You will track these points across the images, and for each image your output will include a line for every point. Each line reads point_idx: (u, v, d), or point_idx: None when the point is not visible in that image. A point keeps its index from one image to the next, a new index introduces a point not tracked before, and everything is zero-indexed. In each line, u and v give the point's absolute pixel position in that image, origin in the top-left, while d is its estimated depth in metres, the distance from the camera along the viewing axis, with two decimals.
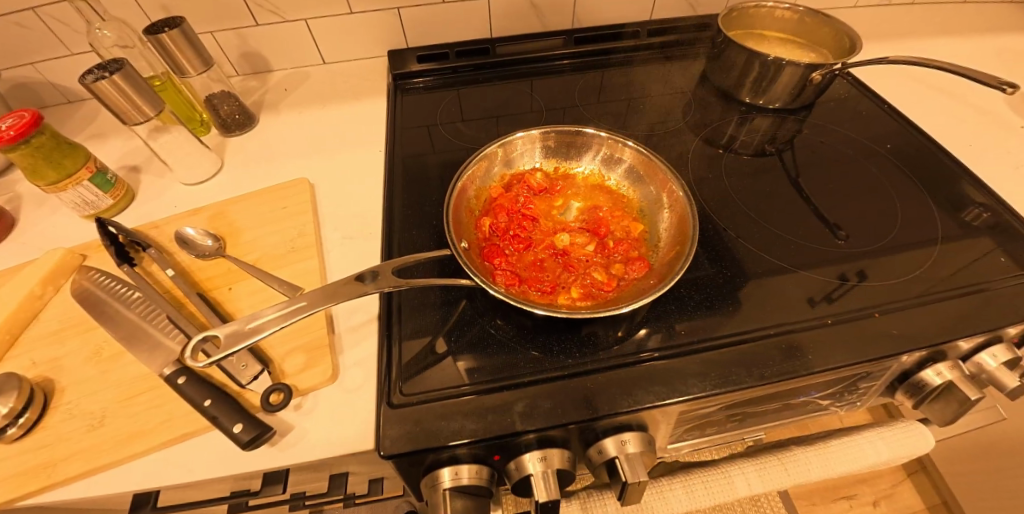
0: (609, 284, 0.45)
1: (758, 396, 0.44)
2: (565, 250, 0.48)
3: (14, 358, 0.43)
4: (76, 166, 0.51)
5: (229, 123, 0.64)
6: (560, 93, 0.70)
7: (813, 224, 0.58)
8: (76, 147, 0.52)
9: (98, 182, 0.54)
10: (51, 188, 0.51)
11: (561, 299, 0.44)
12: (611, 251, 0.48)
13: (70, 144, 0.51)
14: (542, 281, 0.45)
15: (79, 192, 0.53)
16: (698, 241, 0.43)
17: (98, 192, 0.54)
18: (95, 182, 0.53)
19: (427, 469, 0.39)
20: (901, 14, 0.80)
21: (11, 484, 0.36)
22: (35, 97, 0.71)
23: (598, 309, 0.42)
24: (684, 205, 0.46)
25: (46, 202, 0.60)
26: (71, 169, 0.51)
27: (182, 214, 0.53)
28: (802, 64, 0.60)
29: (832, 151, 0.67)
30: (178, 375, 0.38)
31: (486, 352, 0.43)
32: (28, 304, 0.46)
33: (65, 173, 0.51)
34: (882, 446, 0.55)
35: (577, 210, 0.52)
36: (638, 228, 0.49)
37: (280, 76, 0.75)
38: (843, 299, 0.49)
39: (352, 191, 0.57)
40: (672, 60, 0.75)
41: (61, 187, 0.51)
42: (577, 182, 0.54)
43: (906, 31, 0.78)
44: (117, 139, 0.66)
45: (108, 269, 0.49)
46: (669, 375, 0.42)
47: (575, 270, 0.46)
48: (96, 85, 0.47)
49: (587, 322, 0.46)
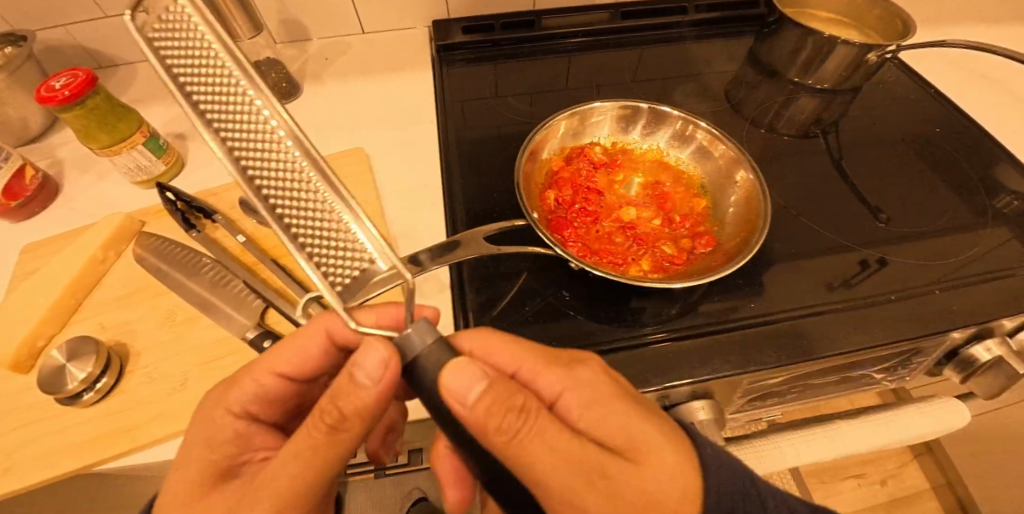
0: (678, 258, 0.46)
1: (818, 370, 0.45)
2: (632, 223, 0.48)
3: (82, 322, 0.43)
4: (126, 129, 0.50)
5: (275, 91, 0.62)
6: (607, 69, 0.70)
7: (865, 204, 0.59)
8: (125, 110, 0.50)
9: (149, 146, 0.52)
10: (103, 151, 0.50)
11: (633, 271, 0.44)
12: (677, 226, 0.48)
13: (118, 106, 0.50)
14: (612, 253, 0.46)
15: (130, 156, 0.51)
16: (770, 216, 0.43)
17: (150, 157, 0.52)
18: (145, 146, 0.52)
19: None
20: None
21: (98, 446, 0.36)
22: (64, 60, 0.69)
23: (672, 281, 0.43)
24: (754, 180, 0.46)
25: (89, 168, 0.59)
26: (122, 132, 0.50)
27: (238, 183, 0.52)
28: (857, 45, 0.60)
29: (879, 134, 0.67)
30: (263, 339, 0.39)
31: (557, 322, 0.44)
32: (93, 268, 0.45)
33: (116, 135, 0.49)
34: (920, 420, 0.57)
35: (640, 185, 0.52)
36: (701, 205, 0.50)
37: (319, 45, 0.73)
38: (871, 276, 0.50)
39: (408, 163, 0.56)
40: (717, 38, 0.74)
41: (113, 150, 0.50)
42: (636, 157, 0.54)
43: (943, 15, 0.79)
44: (157, 106, 0.65)
45: (169, 235, 0.49)
46: (740, 346, 0.43)
47: (644, 243, 0.47)
48: None
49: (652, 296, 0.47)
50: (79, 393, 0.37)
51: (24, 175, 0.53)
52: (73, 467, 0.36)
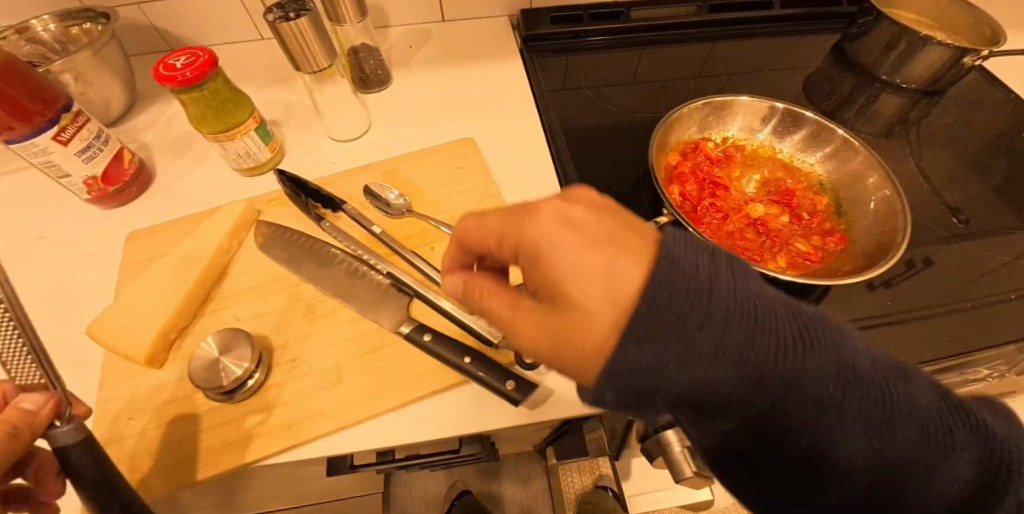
0: (813, 256, 0.46)
1: (942, 369, 0.45)
2: (762, 220, 0.48)
3: (215, 313, 0.42)
4: (238, 114, 0.48)
5: (370, 79, 0.61)
6: (697, 64, 0.69)
7: (967, 202, 0.59)
8: (235, 91, 0.47)
9: (257, 131, 0.50)
10: (216, 136, 0.48)
11: (771, 268, 0.44)
12: (805, 223, 0.48)
13: (229, 87, 0.47)
14: (745, 249, 0.46)
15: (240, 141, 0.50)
16: (911, 214, 0.43)
17: (257, 142, 0.51)
18: (254, 130, 0.50)
19: (664, 427, 0.40)
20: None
21: (258, 442, 0.35)
22: (140, 42, 0.67)
23: (813, 279, 0.43)
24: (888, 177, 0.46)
25: (182, 155, 0.57)
26: (235, 116, 0.48)
27: (351, 172, 0.51)
28: (952, 46, 0.59)
29: (965, 135, 0.66)
30: (421, 332, 0.38)
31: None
32: (219, 258, 0.44)
33: (229, 119, 0.47)
34: None
35: (758, 182, 0.52)
36: (824, 203, 0.50)
37: (400, 32, 0.71)
38: (943, 263, 0.51)
39: (518, 154, 0.55)
40: (798, 36, 0.74)
41: (227, 135, 0.48)
42: (749, 153, 0.54)
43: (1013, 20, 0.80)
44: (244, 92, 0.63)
45: (289, 224, 0.47)
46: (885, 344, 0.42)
47: (776, 240, 0.46)
48: (281, 26, 0.44)
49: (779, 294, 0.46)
50: (235, 389, 0.36)
51: (122, 159, 0.52)
52: (232, 464, 0.35)
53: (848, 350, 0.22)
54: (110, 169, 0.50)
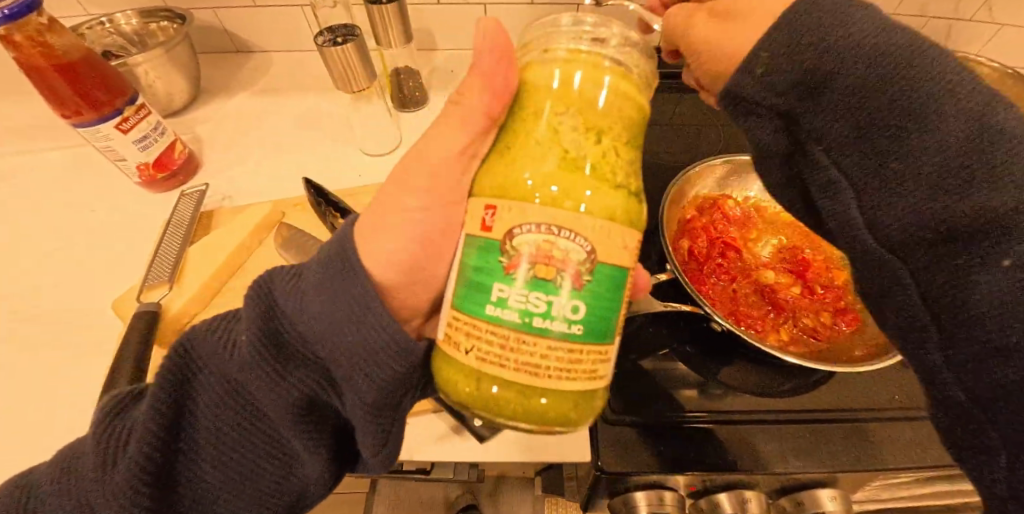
0: (821, 334, 0.44)
1: (942, 474, 0.42)
2: (770, 287, 0.46)
3: (222, 305, 0.46)
4: (512, 171, 0.27)
5: (408, 99, 0.65)
6: (732, 111, 0.69)
7: None
8: (594, 147, 0.27)
9: (588, 301, 0.25)
10: (598, 345, 0.26)
11: (772, 339, 0.43)
12: (819, 298, 0.46)
13: (627, 131, 0.28)
14: (751, 317, 0.44)
15: (561, 330, 0.25)
16: None
17: (583, 255, 0.24)
18: (541, 214, 0.24)
19: (626, 489, 0.41)
20: None
21: None
22: (209, 40, 0.73)
23: (817, 361, 0.41)
24: None
25: (226, 149, 0.62)
26: (508, 173, 0.27)
27: (370, 187, 0.54)
28: None
29: None
30: None
31: (655, 367, 0.45)
32: (237, 254, 0.47)
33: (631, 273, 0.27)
34: None
35: (775, 247, 0.50)
36: (843, 278, 0.47)
37: (444, 56, 0.75)
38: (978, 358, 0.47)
39: None
40: None
41: (507, 335, 0.25)
42: (773, 218, 0.53)
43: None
44: (292, 98, 0.68)
45: (304, 228, 0.50)
46: (899, 439, 0.40)
47: (783, 312, 0.45)
48: (329, 50, 0.48)
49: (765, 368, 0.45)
50: None
51: (174, 148, 0.56)
52: None
53: (921, 82, 0.24)
54: (162, 157, 0.55)
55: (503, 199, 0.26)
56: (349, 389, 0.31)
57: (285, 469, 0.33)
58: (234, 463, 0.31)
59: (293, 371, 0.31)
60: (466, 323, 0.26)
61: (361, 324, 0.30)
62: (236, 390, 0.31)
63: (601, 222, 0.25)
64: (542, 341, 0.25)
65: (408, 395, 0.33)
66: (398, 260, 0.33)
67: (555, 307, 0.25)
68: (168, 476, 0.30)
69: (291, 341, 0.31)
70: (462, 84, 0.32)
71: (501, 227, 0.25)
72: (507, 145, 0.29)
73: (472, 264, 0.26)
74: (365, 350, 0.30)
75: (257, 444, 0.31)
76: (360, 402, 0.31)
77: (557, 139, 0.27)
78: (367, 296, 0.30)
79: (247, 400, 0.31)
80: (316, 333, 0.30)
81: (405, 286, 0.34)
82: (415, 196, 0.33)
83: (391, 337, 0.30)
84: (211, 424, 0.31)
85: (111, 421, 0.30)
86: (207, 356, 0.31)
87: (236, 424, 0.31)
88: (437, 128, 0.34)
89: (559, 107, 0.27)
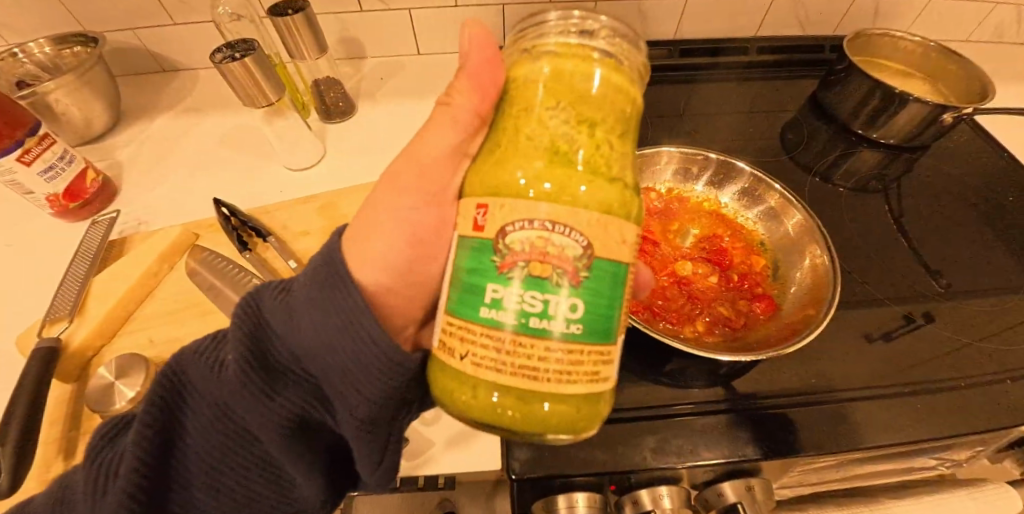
0: (736, 321, 0.44)
1: (863, 456, 0.42)
2: (687, 279, 0.46)
3: (130, 335, 0.45)
4: (504, 172, 0.26)
5: (332, 111, 0.64)
6: (663, 101, 0.69)
7: (910, 260, 0.55)
8: (587, 139, 0.26)
9: (587, 299, 0.24)
10: (599, 345, 0.25)
11: (687, 332, 0.43)
12: (735, 286, 0.46)
13: (622, 124, 0.27)
14: (665, 310, 0.44)
15: (563, 331, 0.24)
16: (836, 302, 0.40)
17: (579, 251, 0.24)
18: (534, 209, 0.24)
19: (546, 493, 0.40)
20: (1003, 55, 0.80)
21: None
22: (130, 62, 0.71)
23: (728, 350, 0.41)
24: (823, 264, 0.44)
25: (146, 173, 0.61)
26: (496, 175, 0.26)
27: (289, 202, 0.54)
28: (930, 103, 0.56)
29: (954, 198, 0.62)
30: None
31: None
32: (146, 281, 0.47)
33: (630, 268, 0.26)
34: (973, 505, 0.50)
35: (696, 237, 0.51)
36: (761, 263, 0.48)
37: (374, 64, 0.74)
38: (902, 336, 0.48)
39: None
40: (774, 82, 0.73)
41: (503, 339, 0.24)
42: (695, 208, 0.53)
43: (1010, 72, 0.78)
44: (216, 115, 0.67)
45: (218, 250, 0.49)
46: (811, 424, 0.40)
47: (699, 302, 0.45)
48: (227, 66, 0.46)
49: (684, 361, 0.45)
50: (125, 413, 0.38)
51: (85, 177, 0.55)
52: None
53: None
54: (72, 187, 0.54)
55: (495, 198, 0.25)
56: (346, 407, 0.31)
57: (279, 487, 0.33)
58: (227, 487, 0.32)
59: (287, 390, 0.31)
60: (460, 328, 0.26)
61: (355, 339, 0.30)
62: (224, 414, 0.31)
63: (595, 215, 0.24)
64: (539, 343, 0.24)
65: (406, 409, 0.33)
66: (386, 264, 0.33)
67: (553, 306, 0.24)
68: (158, 506, 0.30)
69: (280, 360, 0.31)
70: (450, 86, 0.33)
71: (492, 226, 0.25)
72: (496, 145, 0.28)
73: (467, 265, 0.25)
74: (363, 363, 0.30)
75: (249, 467, 0.32)
76: (360, 421, 0.31)
77: (546, 130, 0.26)
78: (360, 307, 0.30)
79: (238, 423, 0.31)
80: (310, 350, 0.30)
81: (401, 288, 0.34)
82: (405, 197, 0.34)
83: (385, 351, 0.30)
84: (202, 449, 0.31)
85: (99, 452, 0.30)
86: (194, 380, 0.31)
87: (230, 448, 0.31)
88: (429, 129, 0.34)
89: (550, 100, 0.27)
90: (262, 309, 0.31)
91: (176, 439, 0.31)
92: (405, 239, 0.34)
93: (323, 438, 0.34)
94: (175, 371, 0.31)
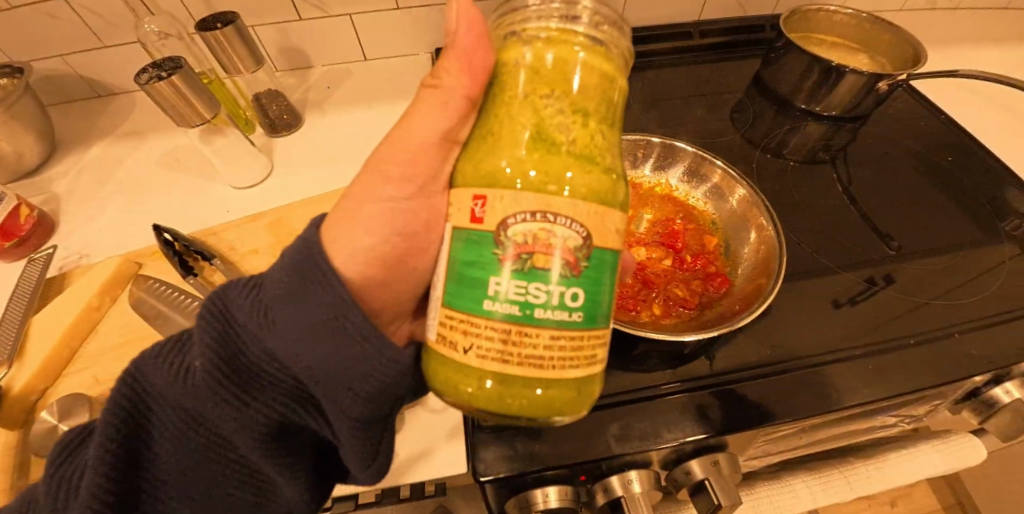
0: (691, 302, 0.44)
1: (823, 420, 0.43)
2: (642, 264, 0.47)
3: (73, 374, 0.43)
4: (493, 159, 0.26)
5: (277, 124, 0.62)
6: None
7: (860, 226, 0.57)
8: (581, 129, 0.26)
9: (585, 287, 0.24)
10: (588, 333, 0.26)
11: (643, 317, 0.43)
12: (689, 267, 0.47)
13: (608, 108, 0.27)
14: (622, 297, 0.45)
15: (558, 321, 0.24)
16: (782, 274, 0.41)
17: (579, 241, 0.24)
18: (531, 200, 0.23)
19: (517, 491, 0.40)
20: (934, 22, 0.83)
21: None
22: (62, 89, 0.68)
23: (682, 331, 0.42)
24: (769, 239, 0.45)
25: (85, 204, 0.58)
26: (486, 163, 0.26)
27: (237, 221, 0.52)
28: (866, 73, 0.58)
29: (896, 162, 0.64)
30: None
31: None
32: (86, 317, 0.45)
33: (619, 257, 0.26)
34: (937, 457, 0.51)
35: (649, 222, 0.51)
36: (713, 243, 0.49)
37: (320, 73, 0.72)
38: (863, 301, 0.49)
39: None
40: (719, 64, 0.74)
41: (503, 328, 0.24)
42: (647, 193, 0.53)
43: (942, 38, 0.81)
44: (157, 138, 0.65)
45: (163, 278, 0.48)
46: (771, 395, 0.41)
47: (655, 286, 0.46)
48: (154, 86, 0.45)
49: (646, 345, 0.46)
50: None
51: (19, 214, 0.52)
52: None
53: None
54: (4, 225, 0.51)
55: (492, 189, 0.25)
56: (332, 409, 0.30)
57: (259, 488, 0.32)
58: (203, 491, 0.31)
59: (265, 393, 0.29)
60: (461, 321, 0.25)
61: (338, 339, 0.29)
62: (199, 422, 0.29)
63: (591, 205, 0.24)
64: (540, 331, 0.24)
65: (395, 407, 0.32)
66: (356, 261, 0.32)
67: (549, 297, 0.24)
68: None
69: (252, 364, 0.29)
70: (438, 66, 0.31)
71: (492, 218, 0.24)
72: (486, 131, 0.27)
73: (462, 252, 0.25)
74: (349, 367, 0.29)
75: (227, 471, 0.31)
76: (348, 422, 0.30)
77: (538, 115, 0.26)
78: (346, 309, 0.29)
79: (213, 430, 0.29)
80: (288, 353, 0.29)
81: (377, 289, 0.33)
82: (389, 186, 0.32)
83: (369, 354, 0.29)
84: (170, 457, 0.29)
85: (63, 460, 0.29)
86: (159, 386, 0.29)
87: (205, 454, 0.30)
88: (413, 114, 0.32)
89: (542, 88, 0.26)
90: (229, 309, 0.29)
91: (143, 448, 0.29)
92: (383, 233, 0.33)
93: (306, 437, 0.33)
94: (138, 375, 0.29)
